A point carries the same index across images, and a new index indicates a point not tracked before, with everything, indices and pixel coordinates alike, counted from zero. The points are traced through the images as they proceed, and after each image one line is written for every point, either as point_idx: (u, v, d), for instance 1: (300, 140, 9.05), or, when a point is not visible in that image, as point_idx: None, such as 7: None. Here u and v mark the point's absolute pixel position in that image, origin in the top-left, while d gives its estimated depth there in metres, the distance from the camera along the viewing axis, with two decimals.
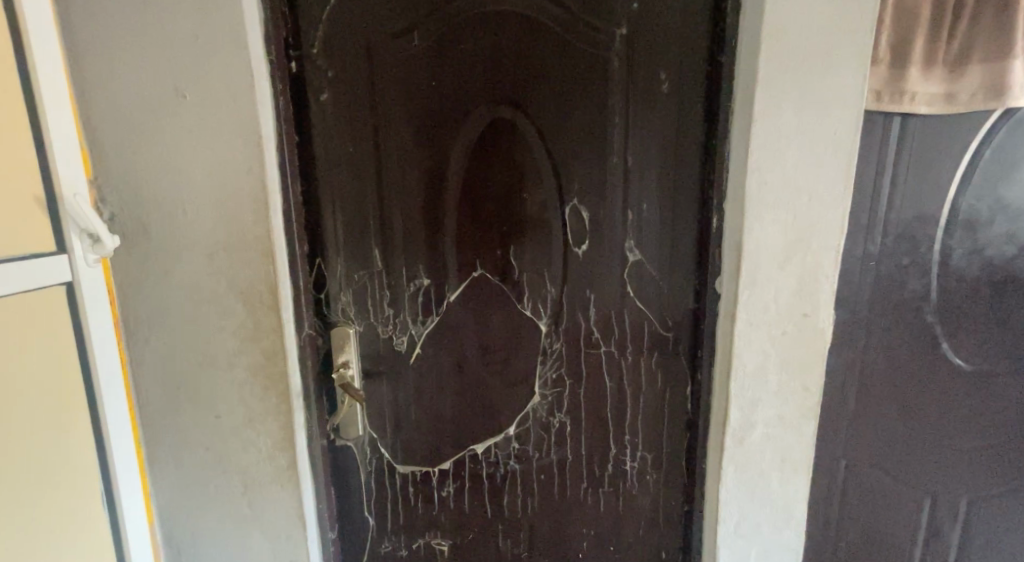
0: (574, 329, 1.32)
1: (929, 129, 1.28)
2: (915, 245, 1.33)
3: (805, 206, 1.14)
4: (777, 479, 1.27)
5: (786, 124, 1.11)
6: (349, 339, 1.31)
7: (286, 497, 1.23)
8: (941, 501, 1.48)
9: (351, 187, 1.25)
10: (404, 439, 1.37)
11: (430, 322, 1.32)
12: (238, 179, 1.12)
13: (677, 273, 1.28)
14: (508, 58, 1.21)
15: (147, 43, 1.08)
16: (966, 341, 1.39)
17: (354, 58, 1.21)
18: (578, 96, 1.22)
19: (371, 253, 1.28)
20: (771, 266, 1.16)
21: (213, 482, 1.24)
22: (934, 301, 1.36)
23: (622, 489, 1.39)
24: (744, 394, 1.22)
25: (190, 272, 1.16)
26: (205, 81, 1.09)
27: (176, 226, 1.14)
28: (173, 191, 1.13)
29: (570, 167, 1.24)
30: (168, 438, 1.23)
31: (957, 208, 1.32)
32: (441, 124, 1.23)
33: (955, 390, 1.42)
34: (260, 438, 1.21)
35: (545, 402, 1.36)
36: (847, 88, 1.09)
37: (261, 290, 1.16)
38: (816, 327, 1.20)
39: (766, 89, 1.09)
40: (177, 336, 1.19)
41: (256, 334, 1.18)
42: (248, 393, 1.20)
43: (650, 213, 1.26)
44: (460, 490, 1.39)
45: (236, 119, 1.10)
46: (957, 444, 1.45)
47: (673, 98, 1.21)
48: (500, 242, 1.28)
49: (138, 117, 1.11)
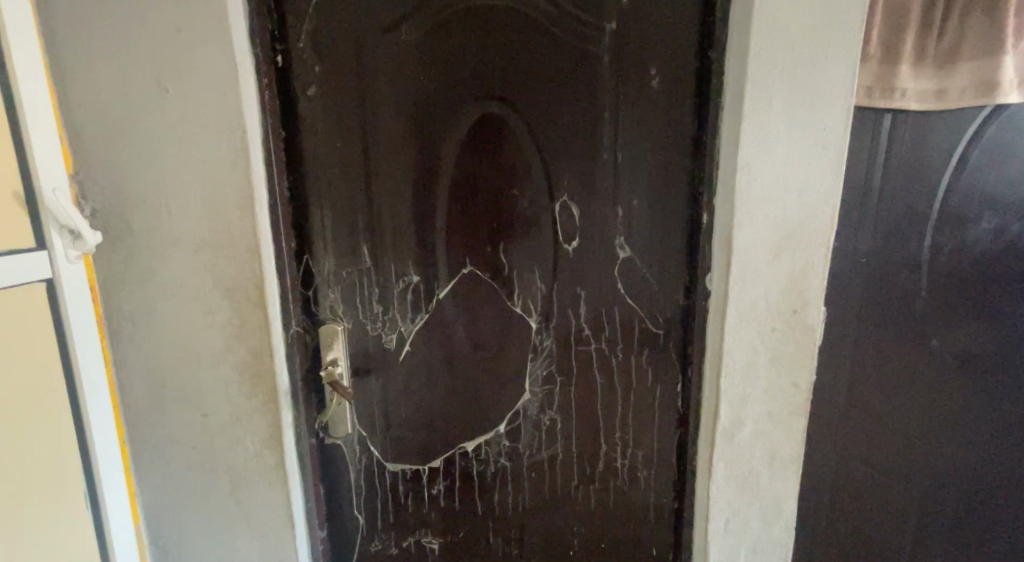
0: (565, 326, 1.32)
1: (919, 125, 1.28)
2: (904, 242, 1.34)
3: (795, 203, 1.13)
4: (767, 476, 1.27)
5: (774, 122, 1.10)
6: (337, 337, 1.29)
7: (275, 497, 1.22)
8: (930, 497, 1.48)
9: (339, 182, 1.24)
10: (394, 437, 1.36)
11: (419, 318, 1.31)
12: (222, 175, 1.09)
13: (668, 269, 1.27)
14: (498, 53, 1.19)
15: (127, 34, 1.05)
16: (955, 338, 1.40)
17: (341, 52, 1.19)
18: (567, 91, 1.20)
19: (360, 248, 1.27)
20: (760, 263, 1.16)
21: (201, 482, 1.22)
22: (923, 297, 1.37)
23: (613, 486, 1.39)
24: (733, 390, 1.22)
25: (176, 270, 1.14)
26: (188, 74, 1.06)
27: (159, 222, 1.12)
28: (158, 187, 1.10)
29: (559, 164, 1.23)
30: (154, 438, 1.21)
31: (947, 204, 1.32)
32: (430, 119, 1.22)
33: (943, 386, 1.42)
34: (247, 437, 1.20)
35: (536, 400, 1.35)
36: (837, 84, 1.08)
37: (248, 287, 1.14)
38: (806, 324, 1.19)
39: (755, 86, 1.09)
40: (162, 335, 1.17)
41: (243, 332, 1.16)
42: (235, 392, 1.18)
43: (640, 210, 1.25)
44: (450, 488, 1.39)
45: (220, 113, 1.07)
46: (947, 440, 1.45)
47: (663, 93, 1.20)
48: (490, 238, 1.27)
49: (119, 111, 1.08)
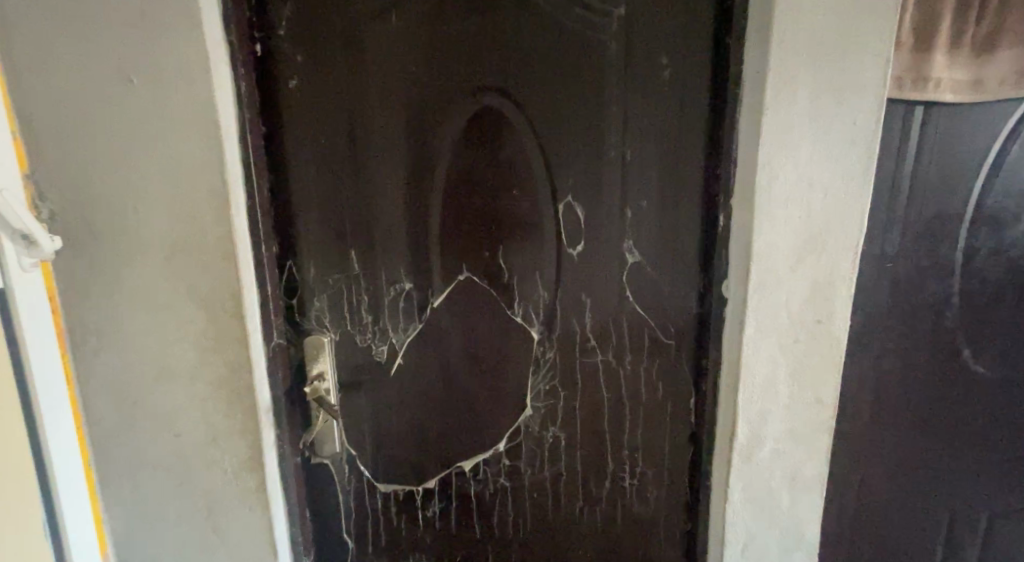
0: (569, 337, 1.22)
1: (952, 120, 1.18)
2: (935, 245, 1.24)
3: (820, 204, 1.04)
4: (788, 498, 1.18)
5: (798, 114, 1.00)
6: (323, 349, 1.21)
7: (256, 522, 1.14)
8: (960, 516, 1.40)
9: (325, 181, 1.15)
10: (385, 455, 1.28)
11: (412, 329, 1.22)
12: (194, 175, 1.00)
13: (680, 276, 1.18)
14: (496, 40, 1.10)
15: (82, 20, 0.95)
16: (989, 348, 1.30)
17: (327, 40, 1.10)
18: (571, 82, 1.11)
19: (347, 253, 1.18)
20: (781, 268, 1.06)
21: (175, 505, 1.14)
22: (954, 304, 1.27)
23: (621, 507, 1.30)
24: (751, 407, 1.13)
25: (145, 280, 1.05)
26: (154, 65, 0.96)
27: (126, 226, 1.03)
28: (123, 189, 1.02)
29: (562, 162, 1.14)
30: (123, 460, 1.12)
31: (981, 205, 1.23)
32: (423, 112, 1.12)
33: (975, 399, 1.33)
34: (225, 458, 1.11)
35: (537, 416, 1.26)
36: (866, 73, 0.98)
37: (224, 297, 1.05)
38: (831, 335, 1.10)
39: (777, 75, 0.98)
40: (130, 348, 1.08)
41: (219, 345, 1.07)
42: (211, 409, 1.09)
43: (650, 212, 1.15)
44: (446, 509, 1.31)
45: (189, 106, 0.98)
46: (977, 456, 1.36)
47: (676, 84, 1.10)
48: (487, 243, 1.18)
49: (78, 105, 0.99)
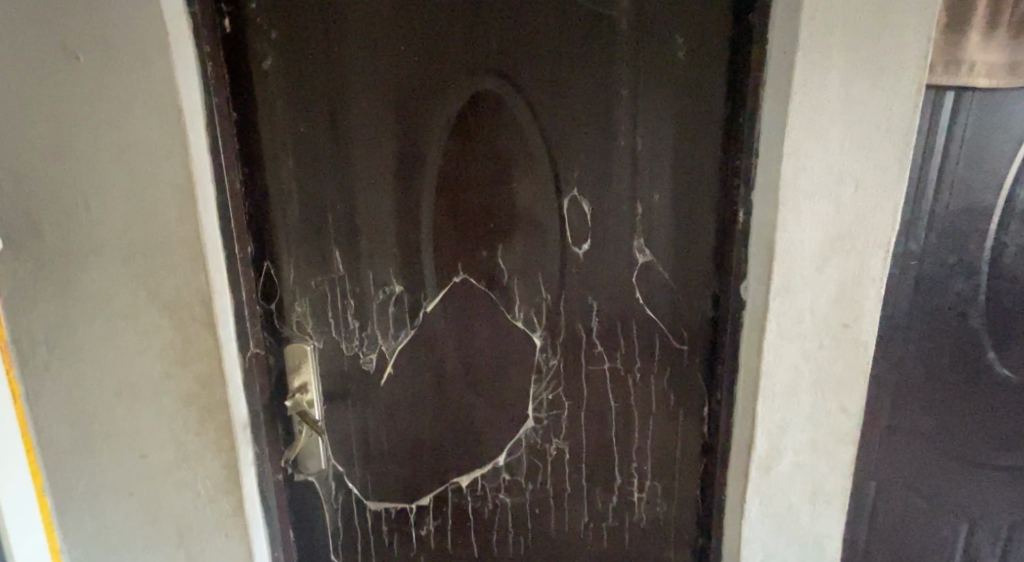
0: (573, 342, 1.13)
1: (985, 107, 1.09)
2: (963, 241, 1.16)
3: (850, 199, 0.94)
4: (808, 513, 1.10)
5: (830, 100, 0.90)
6: (306, 359, 1.11)
7: (233, 548, 1.04)
8: (980, 524, 1.33)
9: (306, 173, 1.04)
10: (375, 471, 1.18)
11: (402, 335, 1.12)
12: (154, 169, 0.89)
13: (694, 277, 1.09)
14: (495, 16, 0.99)
15: None
16: (1016, 350, 1.22)
17: (306, 16, 0.98)
18: (576, 65, 1.00)
19: (331, 253, 1.08)
20: (807, 269, 0.97)
21: (143, 530, 1.04)
22: (981, 304, 1.19)
23: (628, 522, 1.22)
24: (772, 418, 1.04)
25: (101, 287, 0.94)
26: (105, 44, 0.85)
27: (77, 226, 0.92)
28: (72, 185, 0.90)
29: (565, 153, 1.04)
30: (83, 482, 1.02)
31: (1013, 197, 1.14)
32: (414, 97, 1.02)
33: (1000, 404, 1.25)
34: (198, 479, 1.01)
35: (539, 428, 1.17)
36: (906, 51, 0.88)
37: (192, 304, 0.94)
38: (858, 340, 1.01)
39: (807, 56, 0.88)
40: (87, 363, 0.97)
41: (187, 358, 0.96)
42: (180, 428, 0.99)
43: (662, 207, 1.06)
44: (440, 528, 1.22)
45: (146, 90, 0.86)
46: (1001, 463, 1.29)
47: (690, 68, 1.00)
48: (485, 241, 1.08)
49: (17, 89, 0.87)
